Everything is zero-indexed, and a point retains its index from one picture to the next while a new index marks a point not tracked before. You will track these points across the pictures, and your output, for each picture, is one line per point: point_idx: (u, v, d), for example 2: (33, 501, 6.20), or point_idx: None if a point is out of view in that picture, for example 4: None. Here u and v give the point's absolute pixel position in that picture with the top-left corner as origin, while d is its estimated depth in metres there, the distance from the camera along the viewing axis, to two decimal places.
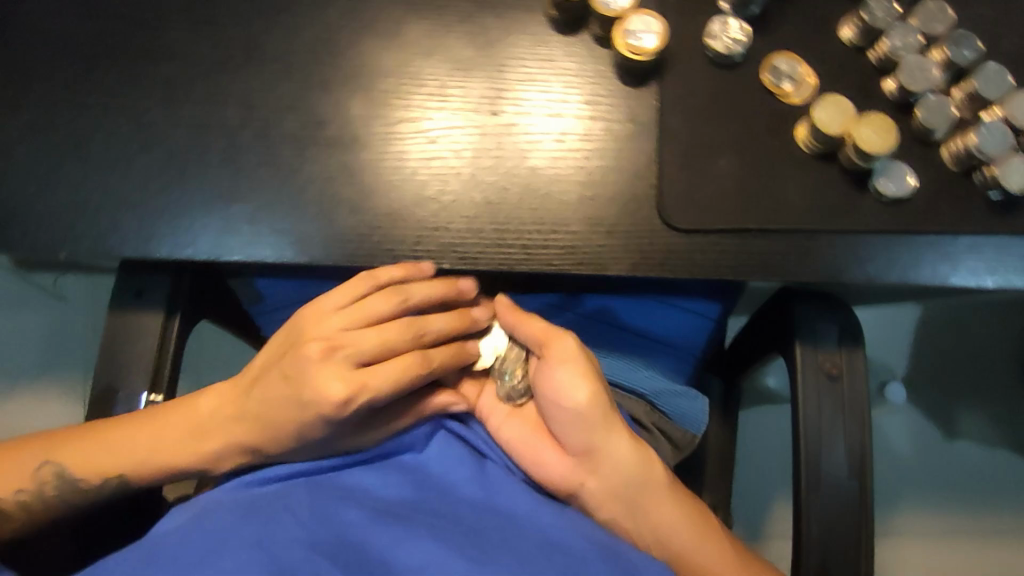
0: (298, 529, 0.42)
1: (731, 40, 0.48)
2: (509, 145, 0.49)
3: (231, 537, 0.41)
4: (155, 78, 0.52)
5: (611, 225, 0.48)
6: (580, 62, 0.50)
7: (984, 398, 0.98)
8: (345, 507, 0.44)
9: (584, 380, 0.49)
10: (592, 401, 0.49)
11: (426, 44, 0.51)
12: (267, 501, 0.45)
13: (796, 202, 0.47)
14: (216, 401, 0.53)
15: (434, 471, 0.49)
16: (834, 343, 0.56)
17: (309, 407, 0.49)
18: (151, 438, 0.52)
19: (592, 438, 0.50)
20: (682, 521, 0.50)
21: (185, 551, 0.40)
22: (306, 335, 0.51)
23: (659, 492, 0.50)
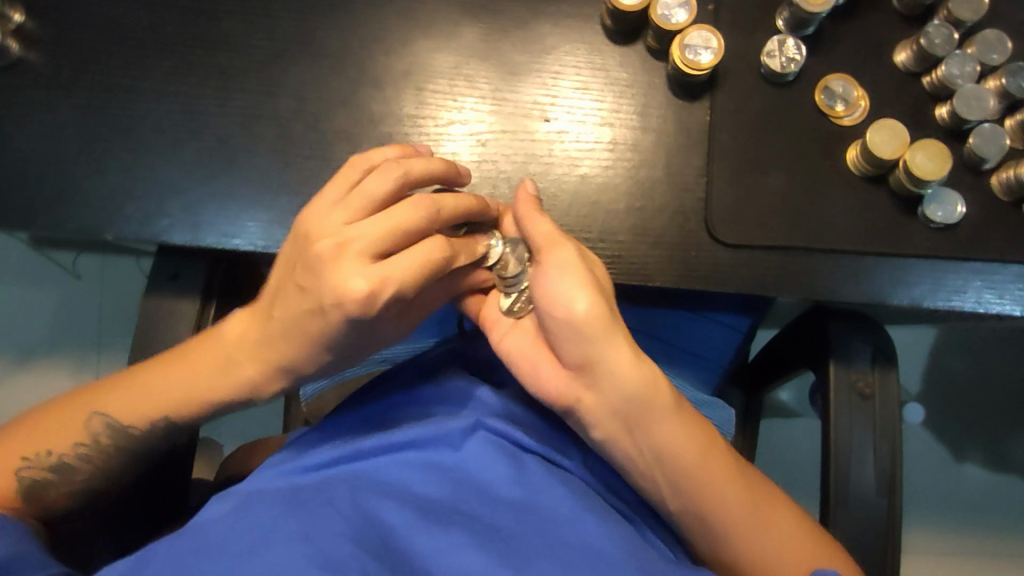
0: (340, 524, 0.37)
1: (787, 58, 0.48)
2: (559, 152, 0.49)
3: (273, 531, 0.37)
4: (208, 67, 0.53)
5: (658, 236, 0.48)
6: (633, 71, 0.50)
7: (997, 422, 0.98)
8: (386, 506, 0.40)
9: (584, 289, 0.41)
10: (592, 310, 0.41)
11: (480, 47, 0.51)
12: (310, 492, 0.40)
13: (843, 223, 0.47)
14: (240, 328, 0.48)
15: (475, 473, 0.42)
16: (868, 363, 0.57)
17: (333, 306, 0.42)
18: (185, 373, 0.48)
19: (594, 351, 0.41)
20: (700, 458, 0.44)
21: (228, 541, 0.37)
22: (310, 237, 0.43)
23: (665, 413, 0.43)
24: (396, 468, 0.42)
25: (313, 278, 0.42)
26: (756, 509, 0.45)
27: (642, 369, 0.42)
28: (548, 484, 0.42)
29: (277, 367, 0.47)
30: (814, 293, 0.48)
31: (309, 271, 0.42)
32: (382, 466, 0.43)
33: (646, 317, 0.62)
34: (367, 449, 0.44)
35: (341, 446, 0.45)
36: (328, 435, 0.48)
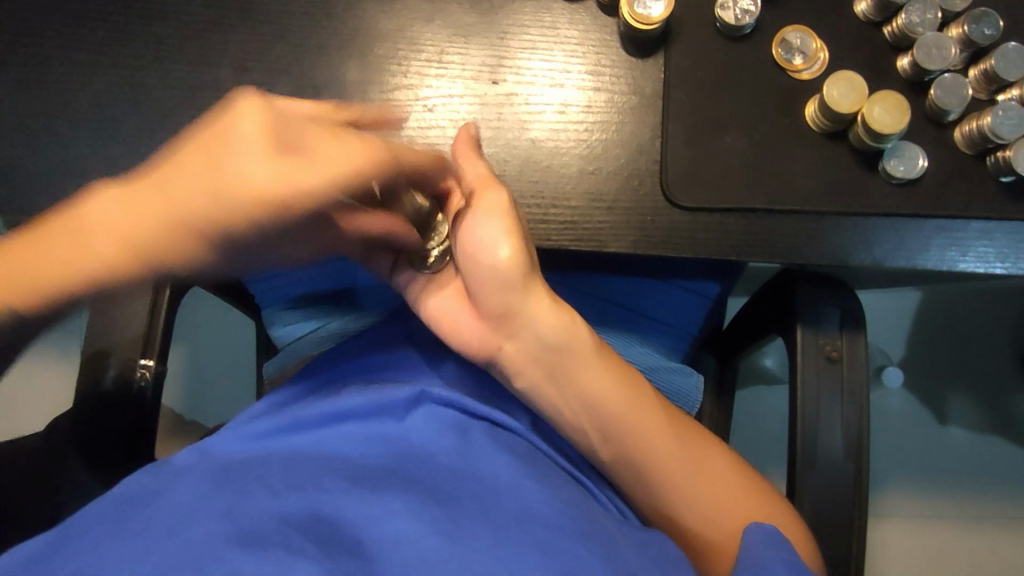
0: (268, 500, 0.38)
1: (741, 10, 0.46)
2: (509, 115, 0.48)
3: (199, 508, 0.37)
4: (148, 38, 0.51)
5: (612, 201, 0.47)
6: (584, 29, 0.48)
7: (980, 384, 0.98)
8: (320, 476, 0.40)
9: (508, 236, 0.43)
10: (513, 257, 0.43)
11: (427, 9, 0.49)
12: (243, 466, 0.41)
13: (803, 183, 0.46)
14: (106, 205, 0.35)
15: (415, 443, 0.43)
16: (836, 327, 0.56)
17: (230, 194, 0.34)
18: (23, 265, 0.36)
19: (513, 298, 0.44)
20: (628, 406, 0.46)
21: (153, 521, 0.37)
22: (234, 116, 0.34)
23: (585, 357, 0.46)
24: (336, 442, 0.43)
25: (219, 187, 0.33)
26: (685, 467, 0.46)
27: (558, 313, 0.45)
28: (490, 453, 0.42)
29: (134, 261, 0.35)
30: (772, 254, 0.47)
31: (215, 159, 0.34)
32: (319, 438, 0.43)
33: (612, 285, 0.61)
34: (308, 419, 0.44)
35: (280, 417, 0.45)
36: (269, 406, 0.49)
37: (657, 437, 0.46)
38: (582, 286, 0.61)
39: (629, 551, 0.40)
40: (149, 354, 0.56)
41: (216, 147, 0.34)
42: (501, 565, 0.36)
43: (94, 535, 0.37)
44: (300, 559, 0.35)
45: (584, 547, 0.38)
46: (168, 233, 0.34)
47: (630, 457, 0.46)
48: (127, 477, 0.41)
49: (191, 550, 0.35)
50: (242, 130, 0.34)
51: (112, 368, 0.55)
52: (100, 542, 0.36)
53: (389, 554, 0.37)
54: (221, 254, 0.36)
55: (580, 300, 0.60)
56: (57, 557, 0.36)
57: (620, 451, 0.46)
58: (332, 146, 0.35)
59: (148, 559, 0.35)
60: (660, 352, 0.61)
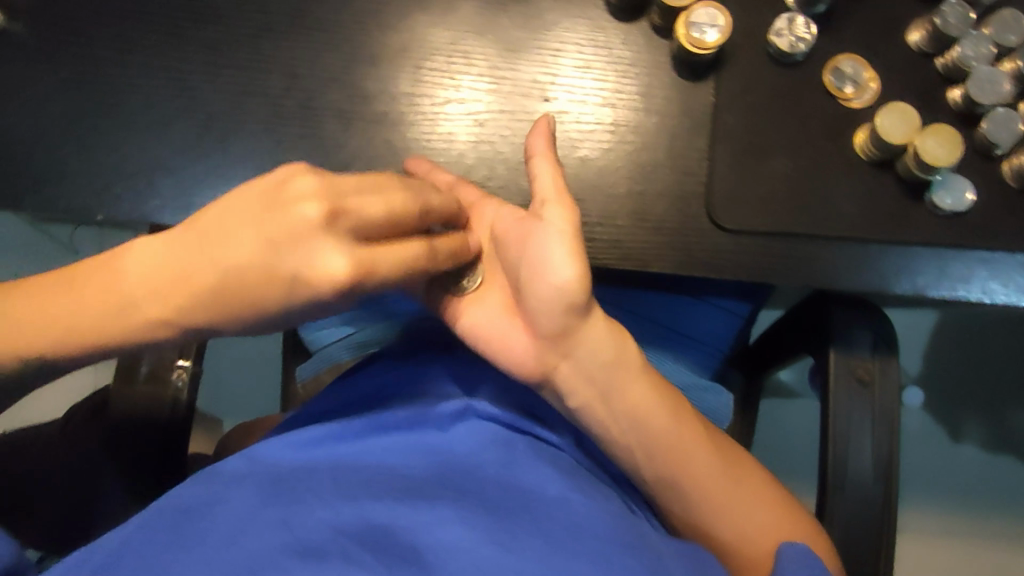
0: (323, 512, 0.39)
1: (795, 37, 0.46)
2: (559, 133, 0.48)
3: (255, 519, 0.39)
4: (199, 43, 0.51)
5: (659, 221, 0.47)
6: (636, 50, 0.48)
7: (996, 404, 0.98)
8: (369, 485, 0.41)
9: (573, 257, 0.42)
10: (577, 280, 0.42)
11: (479, 24, 0.49)
12: (293, 477, 0.42)
13: (850, 210, 0.46)
14: (141, 263, 0.42)
15: (459, 452, 0.43)
16: (869, 351, 0.56)
17: (303, 275, 0.40)
18: (72, 302, 0.42)
19: (574, 319, 0.43)
20: (670, 423, 0.46)
21: (212, 530, 0.39)
22: (298, 191, 0.40)
23: (633, 376, 0.45)
24: (382, 450, 0.44)
25: (280, 247, 0.40)
26: (723, 485, 0.47)
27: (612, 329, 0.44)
28: (534, 465, 0.43)
29: (201, 316, 0.42)
30: (817, 278, 0.47)
31: (276, 242, 0.40)
32: (364, 450, 0.44)
33: (645, 300, 0.62)
34: (353, 429, 0.44)
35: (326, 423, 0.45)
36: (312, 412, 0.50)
37: (698, 455, 0.46)
38: (616, 300, 0.61)
39: (674, 564, 0.40)
40: (186, 355, 0.56)
41: (274, 227, 0.40)
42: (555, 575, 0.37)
43: (153, 545, 0.38)
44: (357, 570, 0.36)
45: (632, 557, 0.38)
46: (218, 304, 0.42)
47: (668, 474, 0.46)
48: (177, 487, 0.42)
49: (254, 558, 0.37)
50: (311, 215, 0.40)
51: (146, 366, 0.56)
52: (161, 552, 0.38)
53: (443, 564, 0.38)
54: (279, 316, 0.42)
55: (613, 314, 0.61)
56: (116, 566, 0.37)
57: (660, 467, 0.46)
58: (376, 203, 0.41)
59: (210, 569, 0.36)
60: (690, 367, 0.62)
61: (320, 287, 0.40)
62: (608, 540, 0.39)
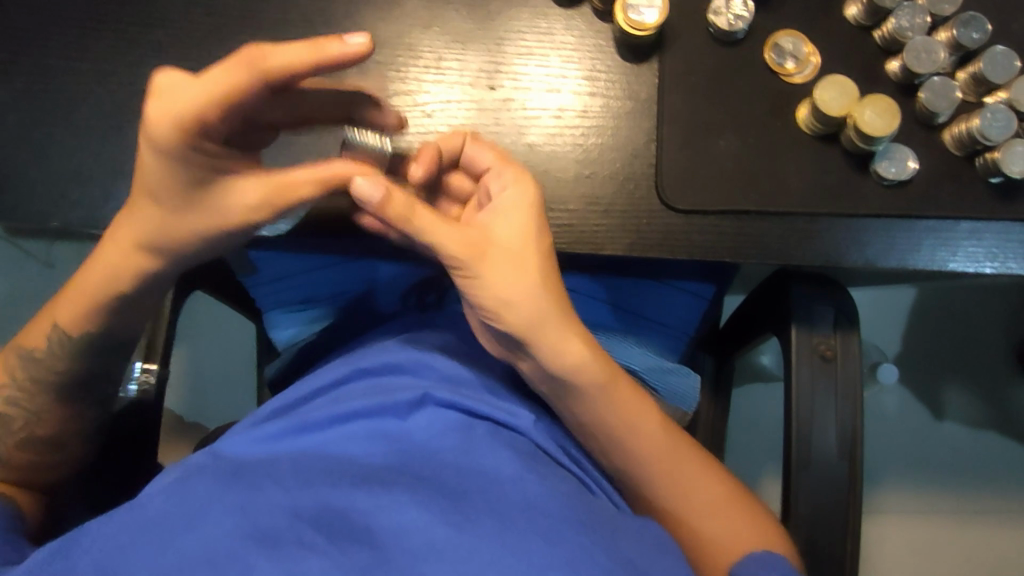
0: (279, 498, 0.40)
1: (733, 16, 0.47)
2: (506, 121, 0.48)
3: (211, 504, 0.39)
4: (147, 45, 0.51)
5: (609, 205, 0.48)
6: (579, 36, 0.49)
7: (973, 379, 0.99)
8: (326, 471, 0.42)
9: (513, 301, 0.45)
10: (517, 314, 0.45)
11: (424, 15, 0.50)
12: (252, 465, 0.43)
13: (797, 185, 0.47)
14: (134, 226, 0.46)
15: (419, 440, 0.44)
16: (830, 326, 0.57)
17: (226, 86, 0.38)
18: (94, 276, 0.50)
19: (525, 344, 0.46)
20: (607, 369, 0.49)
21: (167, 516, 0.39)
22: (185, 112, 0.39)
23: (592, 376, 0.48)
24: (344, 441, 0.45)
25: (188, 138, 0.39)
26: (660, 440, 0.51)
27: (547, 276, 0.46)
28: (490, 449, 0.44)
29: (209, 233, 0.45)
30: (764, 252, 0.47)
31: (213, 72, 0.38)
32: (326, 442, 0.45)
33: (610, 287, 0.62)
34: (315, 421, 0.45)
35: (287, 419, 0.46)
36: (275, 409, 0.50)
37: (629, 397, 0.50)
38: (579, 288, 0.61)
39: (630, 538, 0.41)
40: (153, 358, 0.53)
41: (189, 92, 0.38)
42: (509, 551, 0.37)
43: (110, 531, 0.39)
44: (312, 555, 0.37)
45: (586, 531, 0.39)
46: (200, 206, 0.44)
47: (609, 426, 0.49)
48: None
49: (208, 549, 0.37)
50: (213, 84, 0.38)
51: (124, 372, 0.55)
52: (117, 539, 0.38)
53: (398, 543, 0.38)
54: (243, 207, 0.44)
55: (577, 300, 0.61)
56: (76, 553, 0.38)
57: (601, 417, 0.49)
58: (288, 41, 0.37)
59: (166, 557, 0.37)
60: (656, 352, 0.62)
61: (244, 82, 0.37)
62: (561, 516, 0.40)
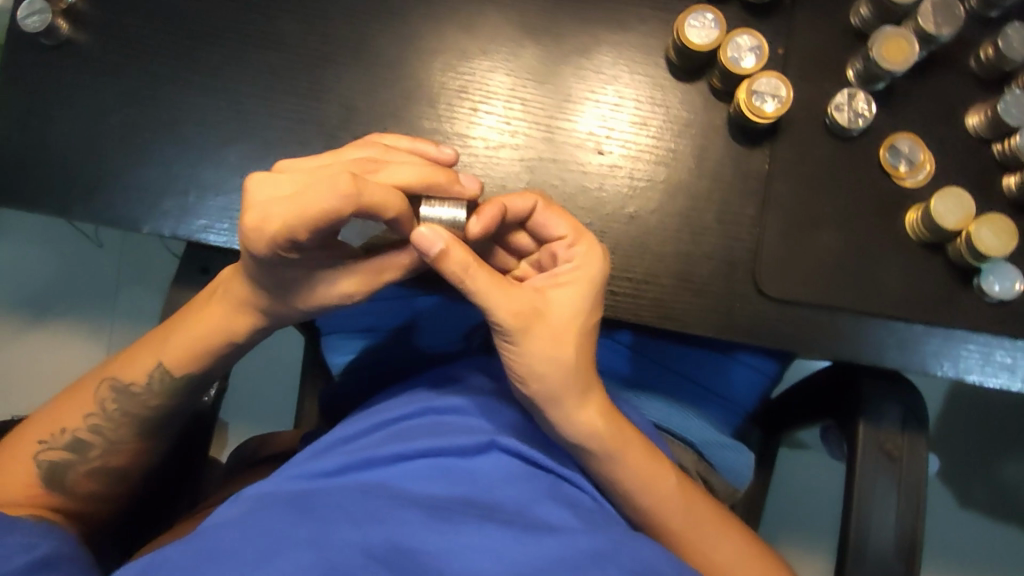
0: (352, 534, 0.39)
1: (855, 113, 0.46)
2: (610, 188, 0.48)
3: (286, 535, 0.39)
4: (259, 66, 0.51)
5: (702, 284, 0.47)
6: (695, 111, 0.48)
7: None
8: (395, 509, 0.41)
9: (556, 360, 0.43)
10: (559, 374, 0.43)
11: (541, 69, 0.49)
12: (321, 497, 0.42)
13: (896, 289, 0.46)
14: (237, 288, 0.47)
15: (483, 484, 0.44)
16: (898, 424, 0.56)
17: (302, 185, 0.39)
18: (180, 334, 0.49)
19: (560, 405, 0.44)
20: (636, 446, 0.47)
21: (241, 548, 0.39)
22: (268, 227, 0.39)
23: (633, 453, 0.47)
24: (407, 477, 0.44)
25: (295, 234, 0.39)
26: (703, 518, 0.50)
27: (582, 356, 0.44)
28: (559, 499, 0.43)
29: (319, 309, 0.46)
30: (835, 349, 0.47)
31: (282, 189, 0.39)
32: (390, 478, 0.44)
33: (673, 354, 0.62)
34: (379, 457, 0.44)
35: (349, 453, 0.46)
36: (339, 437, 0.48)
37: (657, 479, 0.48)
38: (641, 349, 0.61)
39: None
40: None
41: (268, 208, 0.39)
42: None
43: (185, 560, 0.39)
44: None
45: None
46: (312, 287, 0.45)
47: (649, 500, 0.48)
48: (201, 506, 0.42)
49: None
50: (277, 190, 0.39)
51: None
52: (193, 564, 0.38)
53: None
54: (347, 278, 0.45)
55: (643, 364, 0.61)
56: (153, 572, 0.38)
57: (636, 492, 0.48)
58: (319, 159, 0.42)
59: None
60: (714, 426, 0.62)
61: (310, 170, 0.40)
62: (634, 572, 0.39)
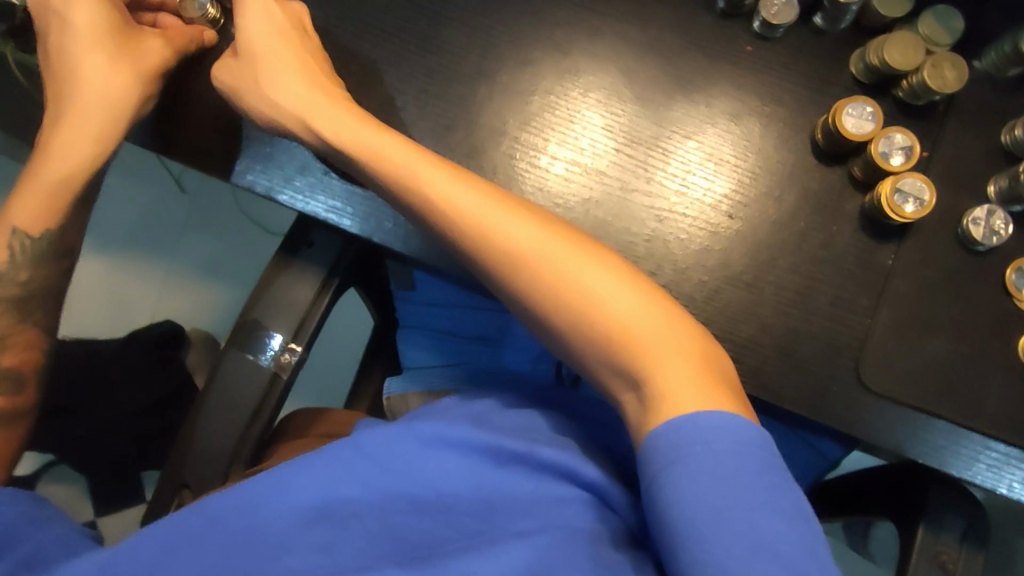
0: (363, 542, 0.41)
1: (990, 230, 0.47)
2: (733, 252, 0.49)
3: (299, 539, 0.41)
4: (419, 66, 0.52)
5: (805, 361, 0.48)
6: (827, 194, 0.49)
7: None
8: (409, 521, 0.42)
9: (536, 229, 0.45)
10: (536, 243, 0.45)
11: (690, 125, 0.51)
12: (341, 497, 0.43)
13: (992, 407, 0.47)
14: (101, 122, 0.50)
15: (499, 494, 0.44)
16: (958, 537, 0.56)
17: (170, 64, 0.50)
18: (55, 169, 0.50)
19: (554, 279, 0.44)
20: (657, 334, 0.42)
21: (261, 541, 0.40)
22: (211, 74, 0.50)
23: (669, 350, 0.41)
24: (431, 462, 0.44)
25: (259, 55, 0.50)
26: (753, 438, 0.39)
27: (556, 241, 0.45)
28: (576, 507, 0.43)
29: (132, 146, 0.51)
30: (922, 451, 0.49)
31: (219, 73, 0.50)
32: (416, 464, 0.44)
33: None
34: (414, 436, 0.45)
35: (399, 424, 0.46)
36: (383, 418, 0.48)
37: (669, 368, 0.40)
38: None
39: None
40: (298, 339, 0.59)
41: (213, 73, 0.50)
42: None
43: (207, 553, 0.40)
44: None
45: None
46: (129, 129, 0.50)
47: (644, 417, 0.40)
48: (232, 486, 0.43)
49: None
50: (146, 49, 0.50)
51: (260, 336, 0.58)
52: (211, 558, 0.40)
53: None
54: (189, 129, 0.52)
55: None
56: (171, 560, 0.40)
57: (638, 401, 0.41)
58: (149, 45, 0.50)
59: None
60: None
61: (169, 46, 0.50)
62: None
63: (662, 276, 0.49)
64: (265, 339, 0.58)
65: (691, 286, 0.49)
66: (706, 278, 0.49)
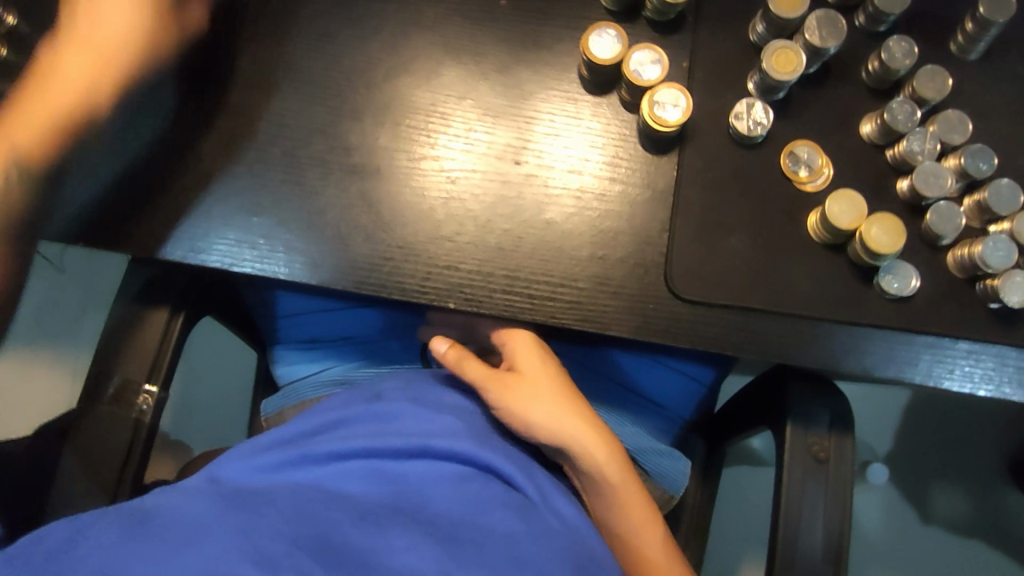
0: (280, 524, 0.40)
1: (753, 121, 0.49)
2: (528, 196, 0.50)
3: (213, 526, 0.39)
4: (191, 86, 0.52)
5: (618, 286, 0.49)
6: (606, 122, 0.51)
7: (954, 481, 1.00)
8: (327, 509, 0.41)
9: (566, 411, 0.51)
10: (586, 427, 0.51)
11: (459, 89, 0.52)
12: (251, 496, 0.42)
13: (801, 288, 0.48)
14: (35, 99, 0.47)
15: (411, 479, 0.44)
16: (825, 427, 0.57)
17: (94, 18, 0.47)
18: None
19: (587, 443, 0.50)
20: (632, 492, 0.51)
21: (173, 532, 0.39)
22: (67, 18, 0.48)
23: (641, 503, 0.52)
24: (344, 475, 0.44)
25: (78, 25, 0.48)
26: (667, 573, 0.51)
27: (596, 432, 0.51)
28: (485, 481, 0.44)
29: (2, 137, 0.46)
30: (781, 349, 0.48)
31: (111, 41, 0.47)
32: (327, 474, 0.44)
33: (608, 362, 0.64)
34: (315, 455, 0.45)
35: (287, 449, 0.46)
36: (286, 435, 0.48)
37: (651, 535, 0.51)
38: (575, 355, 0.64)
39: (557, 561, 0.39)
40: (154, 379, 0.57)
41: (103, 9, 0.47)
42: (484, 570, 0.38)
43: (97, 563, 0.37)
44: None
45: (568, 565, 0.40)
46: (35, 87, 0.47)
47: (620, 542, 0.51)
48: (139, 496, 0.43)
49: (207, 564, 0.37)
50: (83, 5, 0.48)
51: (114, 386, 0.56)
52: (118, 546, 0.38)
53: None
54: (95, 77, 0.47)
55: (578, 369, 0.63)
56: (75, 551, 0.38)
57: (613, 519, 0.51)
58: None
59: (168, 567, 0.37)
60: (650, 433, 0.64)
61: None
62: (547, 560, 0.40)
63: (461, 234, 0.50)
64: (123, 390, 0.56)
65: (495, 236, 0.50)
66: (506, 226, 0.50)
